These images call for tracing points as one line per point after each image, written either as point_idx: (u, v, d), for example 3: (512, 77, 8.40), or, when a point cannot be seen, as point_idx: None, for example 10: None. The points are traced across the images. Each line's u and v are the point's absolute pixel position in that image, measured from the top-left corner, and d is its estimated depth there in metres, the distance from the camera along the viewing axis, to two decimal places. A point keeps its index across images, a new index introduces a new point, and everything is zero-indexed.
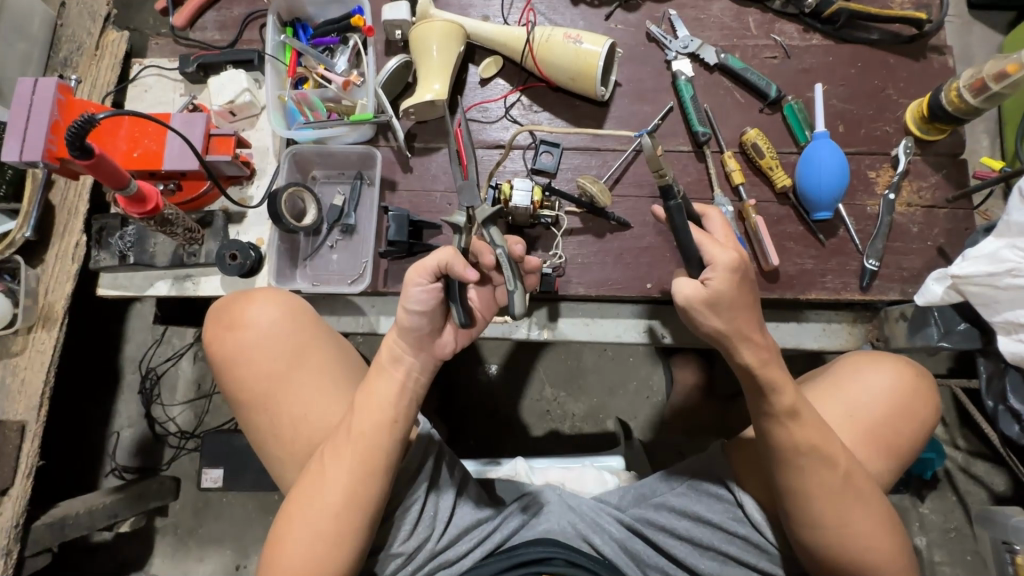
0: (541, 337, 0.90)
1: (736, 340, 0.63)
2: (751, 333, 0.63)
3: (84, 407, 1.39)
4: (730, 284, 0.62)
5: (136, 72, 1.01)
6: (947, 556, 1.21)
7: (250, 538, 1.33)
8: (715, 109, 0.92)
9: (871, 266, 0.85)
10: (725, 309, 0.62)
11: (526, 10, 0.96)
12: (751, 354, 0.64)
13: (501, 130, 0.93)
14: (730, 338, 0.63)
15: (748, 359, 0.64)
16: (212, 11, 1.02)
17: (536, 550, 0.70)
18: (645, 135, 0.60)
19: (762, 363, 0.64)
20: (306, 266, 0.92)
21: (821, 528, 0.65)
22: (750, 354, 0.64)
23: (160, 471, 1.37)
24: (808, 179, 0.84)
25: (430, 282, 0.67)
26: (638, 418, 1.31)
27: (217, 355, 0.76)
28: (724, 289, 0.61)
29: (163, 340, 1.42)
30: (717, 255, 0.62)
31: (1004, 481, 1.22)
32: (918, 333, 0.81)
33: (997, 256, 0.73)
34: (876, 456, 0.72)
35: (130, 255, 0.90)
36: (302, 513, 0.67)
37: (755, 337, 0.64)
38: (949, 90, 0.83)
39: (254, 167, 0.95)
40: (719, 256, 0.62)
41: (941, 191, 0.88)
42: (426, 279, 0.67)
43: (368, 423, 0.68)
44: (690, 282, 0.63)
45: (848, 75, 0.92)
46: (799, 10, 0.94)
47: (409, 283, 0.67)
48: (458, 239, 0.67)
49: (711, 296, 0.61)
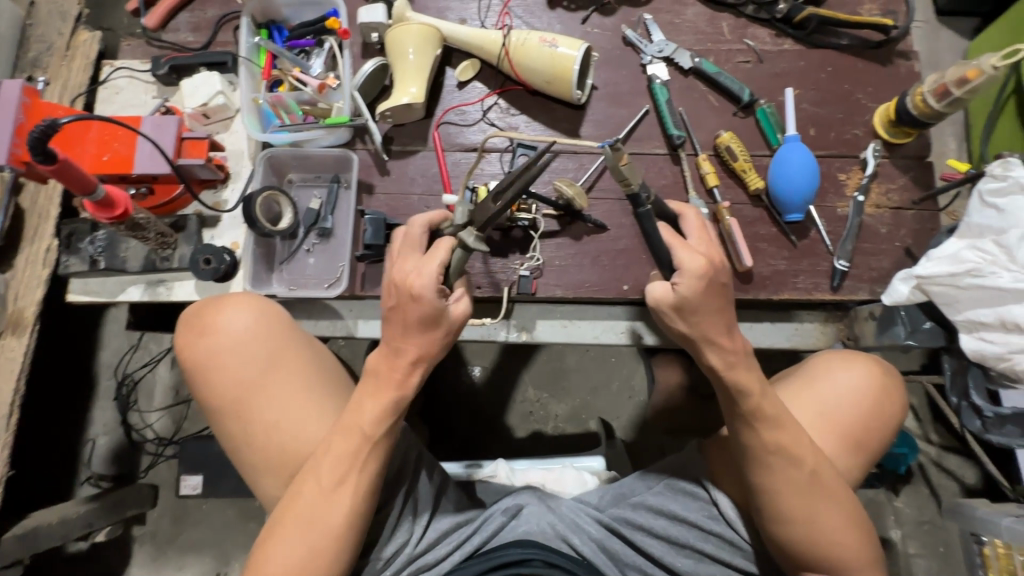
0: (520, 339, 0.90)
1: (701, 343, 0.65)
2: (716, 336, 0.65)
3: (58, 415, 1.36)
4: (697, 290, 0.63)
5: (107, 74, 0.99)
6: (921, 549, 1.24)
7: (231, 544, 1.31)
8: (690, 113, 0.93)
9: (841, 266, 0.87)
10: (692, 314, 0.64)
11: (503, 14, 0.97)
12: (716, 357, 0.65)
13: (479, 133, 0.93)
14: (694, 340, 0.66)
15: (713, 362, 0.66)
16: (185, 13, 1.01)
17: (515, 552, 0.70)
18: (609, 145, 0.63)
19: (728, 366, 0.65)
20: (282, 270, 0.91)
21: (790, 525, 0.66)
22: (714, 357, 0.65)
23: (137, 479, 1.34)
24: (779, 181, 0.86)
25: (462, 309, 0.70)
26: (620, 418, 1.32)
27: (190, 363, 0.75)
28: (691, 294, 0.63)
29: (140, 346, 1.40)
30: (684, 259, 0.63)
31: (975, 474, 1.25)
32: (885, 332, 0.82)
33: (959, 257, 0.76)
34: (844, 453, 0.74)
35: (101, 260, 0.88)
36: (291, 521, 0.66)
37: (720, 340, 0.65)
38: (914, 95, 0.85)
39: (229, 170, 0.94)
40: (686, 261, 0.63)
41: (908, 193, 0.90)
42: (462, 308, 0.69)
43: (354, 422, 0.67)
44: (661, 285, 0.66)
45: (819, 79, 0.94)
46: (771, 15, 0.95)
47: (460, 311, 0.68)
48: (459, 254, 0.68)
49: (678, 301, 0.64)
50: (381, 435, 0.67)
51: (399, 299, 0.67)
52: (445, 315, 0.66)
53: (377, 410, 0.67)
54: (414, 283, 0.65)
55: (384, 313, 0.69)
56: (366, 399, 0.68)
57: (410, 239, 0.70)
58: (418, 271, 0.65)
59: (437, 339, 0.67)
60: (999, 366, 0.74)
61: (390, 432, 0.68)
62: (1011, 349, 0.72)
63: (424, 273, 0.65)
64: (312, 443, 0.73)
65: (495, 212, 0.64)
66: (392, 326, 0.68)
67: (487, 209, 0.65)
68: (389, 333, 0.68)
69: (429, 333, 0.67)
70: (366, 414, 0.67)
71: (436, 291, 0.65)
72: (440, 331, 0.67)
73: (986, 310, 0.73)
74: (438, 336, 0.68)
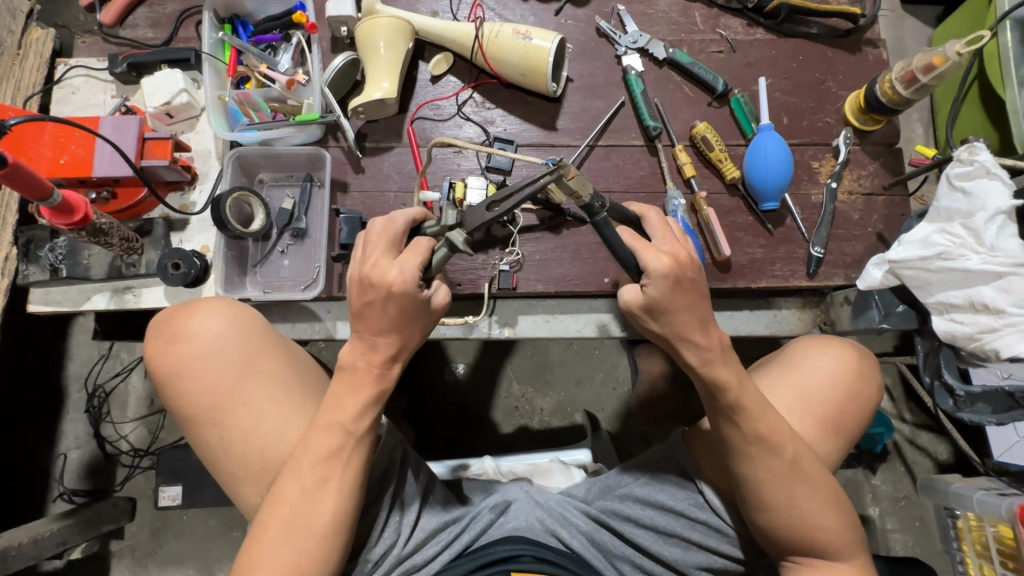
0: (502, 335, 0.90)
1: (676, 342, 0.65)
2: (691, 334, 0.64)
3: (25, 432, 1.31)
4: (668, 290, 0.62)
5: (61, 73, 0.95)
6: (898, 525, 1.28)
7: (214, 554, 1.28)
8: (665, 103, 0.93)
9: (816, 252, 0.88)
10: (663, 314, 0.64)
11: (475, 6, 0.95)
12: (692, 355, 0.65)
13: (455, 128, 0.92)
14: (670, 339, 0.65)
15: (690, 360, 0.65)
16: (143, 8, 0.97)
17: (503, 549, 0.70)
18: (555, 161, 0.64)
19: (705, 363, 0.65)
20: (256, 272, 0.89)
21: (774, 510, 0.67)
22: (691, 355, 0.65)
23: (113, 492, 1.30)
24: (755, 169, 0.86)
25: (437, 295, 0.67)
26: (605, 409, 1.32)
27: (159, 372, 0.73)
28: (661, 295, 0.62)
29: (111, 355, 1.35)
30: (650, 262, 0.62)
31: (947, 450, 1.29)
32: (861, 316, 0.84)
33: (929, 241, 0.76)
34: (823, 437, 0.75)
35: (62, 268, 0.85)
36: (274, 526, 0.64)
37: (696, 338, 0.64)
38: (882, 82, 0.87)
39: (196, 172, 0.91)
40: (652, 264, 0.61)
41: (879, 178, 0.92)
42: (438, 296, 0.67)
43: (334, 417, 0.66)
44: (632, 288, 0.65)
45: (791, 68, 0.95)
46: (742, 5, 0.96)
47: (440, 298, 0.67)
48: (441, 252, 0.65)
49: (648, 303, 0.63)
50: (362, 429, 0.66)
51: (374, 295, 0.64)
52: (426, 306, 0.66)
53: (358, 403, 0.66)
54: (395, 280, 0.63)
55: (354, 307, 0.66)
56: (343, 393, 0.67)
57: (389, 233, 0.66)
58: (400, 268, 0.63)
59: (414, 330, 0.66)
60: (970, 346, 0.74)
61: (373, 426, 0.67)
62: (982, 329, 0.72)
63: (407, 270, 0.63)
64: (291, 444, 0.71)
65: (489, 220, 0.64)
66: (365, 321, 0.65)
67: (479, 214, 0.65)
68: (361, 329, 0.66)
69: (406, 326, 0.66)
70: (347, 409, 0.66)
71: (417, 284, 0.64)
72: (419, 322, 0.66)
73: (956, 292, 0.74)
74: (415, 327, 0.66)
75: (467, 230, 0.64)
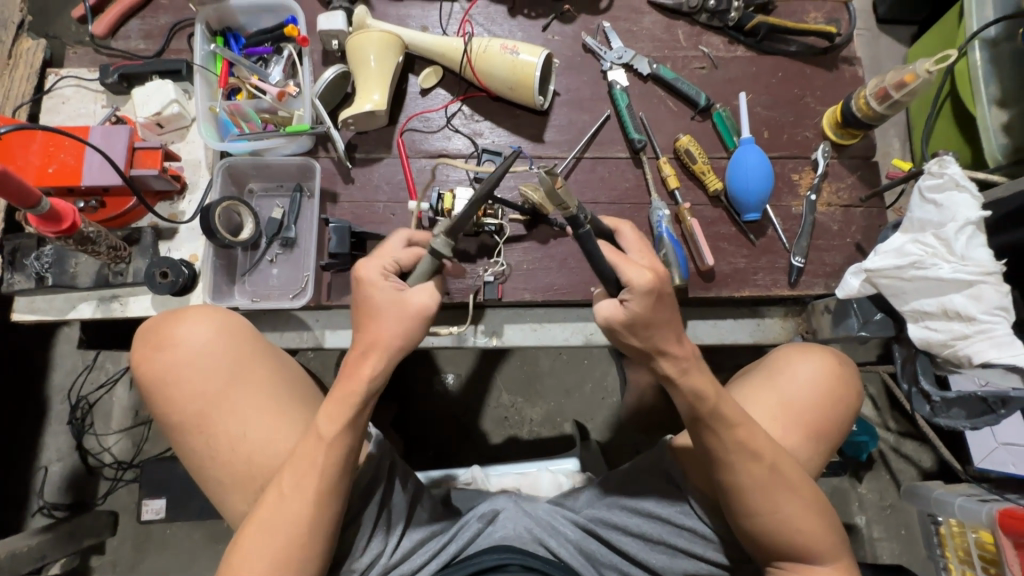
0: (490, 344, 0.90)
1: (657, 352, 0.66)
2: (670, 346, 0.65)
3: (5, 444, 1.29)
4: (647, 306, 0.63)
5: (52, 83, 0.95)
6: (884, 532, 1.29)
7: (197, 568, 1.25)
8: (650, 117, 0.95)
9: (797, 263, 0.90)
10: (644, 326, 0.64)
11: (464, 22, 0.97)
12: (671, 365, 0.66)
13: (444, 139, 0.93)
14: (648, 353, 0.66)
15: (668, 370, 0.66)
16: (135, 20, 0.98)
17: (490, 559, 0.69)
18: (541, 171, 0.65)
19: (683, 373, 0.66)
20: (245, 281, 0.90)
21: (756, 517, 0.68)
22: (669, 366, 0.66)
23: (94, 506, 1.28)
24: (736, 181, 0.89)
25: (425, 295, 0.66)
26: (594, 419, 1.33)
27: (146, 378, 0.73)
28: (641, 310, 0.63)
29: (95, 366, 1.34)
30: (633, 277, 0.63)
31: (931, 458, 1.31)
32: (841, 324, 0.86)
33: (903, 250, 0.78)
34: (804, 445, 0.77)
35: (48, 277, 0.84)
36: (255, 533, 0.64)
37: (674, 349, 0.66)
38: (857, 98, 0.90)
39: (186, 181, 0.92)
40: (636, 278, 0.63)
41: (856, 191, 0.95)
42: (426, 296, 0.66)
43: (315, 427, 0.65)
44: (610, 303, 0.65)
45: (771, 84, 0.98)
46: (723, 23, 0.99)
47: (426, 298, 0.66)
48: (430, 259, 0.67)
49: (629, 318, 0.64)
50: (342, 441, 0.65)
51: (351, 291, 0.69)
52: (398, 297, 0.66)
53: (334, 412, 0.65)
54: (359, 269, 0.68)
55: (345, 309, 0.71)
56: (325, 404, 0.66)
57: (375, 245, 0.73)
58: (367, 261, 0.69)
59: (388, 324, 0.66)
60: (944, 352, 0.76)
61: (352, 438, 0.66)
62: (954, 336, 0.74)
63: (371, 260, 0.68)
64: (275, 453, 0.70)
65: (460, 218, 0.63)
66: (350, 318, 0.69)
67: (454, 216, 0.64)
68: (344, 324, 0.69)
69: (379, 317, 0.66)
70: (329, 421, 0.65)
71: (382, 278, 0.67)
72: (394, 316, 0.66)
73: (929, 300, 0.76)
74: (389, 320, 0.66)
75: (448, 234, 0.65)
